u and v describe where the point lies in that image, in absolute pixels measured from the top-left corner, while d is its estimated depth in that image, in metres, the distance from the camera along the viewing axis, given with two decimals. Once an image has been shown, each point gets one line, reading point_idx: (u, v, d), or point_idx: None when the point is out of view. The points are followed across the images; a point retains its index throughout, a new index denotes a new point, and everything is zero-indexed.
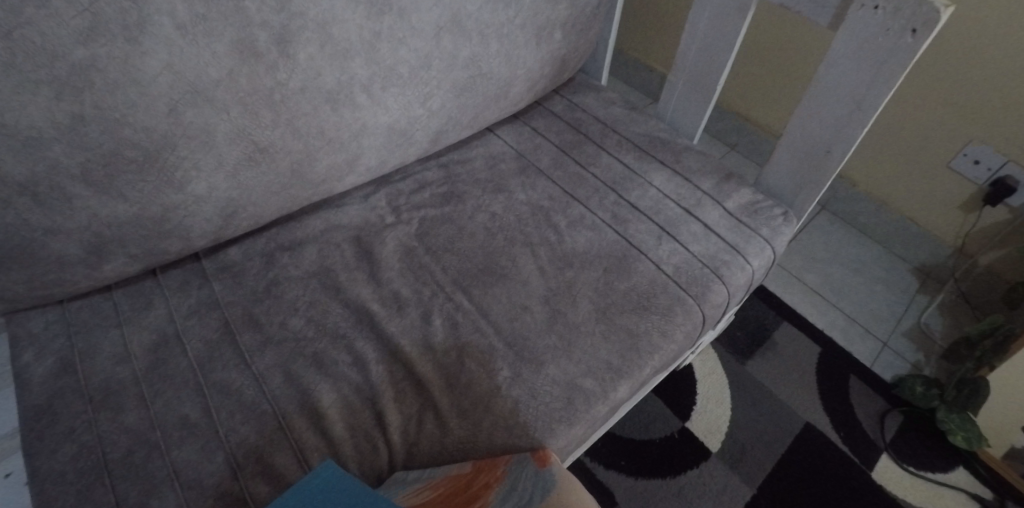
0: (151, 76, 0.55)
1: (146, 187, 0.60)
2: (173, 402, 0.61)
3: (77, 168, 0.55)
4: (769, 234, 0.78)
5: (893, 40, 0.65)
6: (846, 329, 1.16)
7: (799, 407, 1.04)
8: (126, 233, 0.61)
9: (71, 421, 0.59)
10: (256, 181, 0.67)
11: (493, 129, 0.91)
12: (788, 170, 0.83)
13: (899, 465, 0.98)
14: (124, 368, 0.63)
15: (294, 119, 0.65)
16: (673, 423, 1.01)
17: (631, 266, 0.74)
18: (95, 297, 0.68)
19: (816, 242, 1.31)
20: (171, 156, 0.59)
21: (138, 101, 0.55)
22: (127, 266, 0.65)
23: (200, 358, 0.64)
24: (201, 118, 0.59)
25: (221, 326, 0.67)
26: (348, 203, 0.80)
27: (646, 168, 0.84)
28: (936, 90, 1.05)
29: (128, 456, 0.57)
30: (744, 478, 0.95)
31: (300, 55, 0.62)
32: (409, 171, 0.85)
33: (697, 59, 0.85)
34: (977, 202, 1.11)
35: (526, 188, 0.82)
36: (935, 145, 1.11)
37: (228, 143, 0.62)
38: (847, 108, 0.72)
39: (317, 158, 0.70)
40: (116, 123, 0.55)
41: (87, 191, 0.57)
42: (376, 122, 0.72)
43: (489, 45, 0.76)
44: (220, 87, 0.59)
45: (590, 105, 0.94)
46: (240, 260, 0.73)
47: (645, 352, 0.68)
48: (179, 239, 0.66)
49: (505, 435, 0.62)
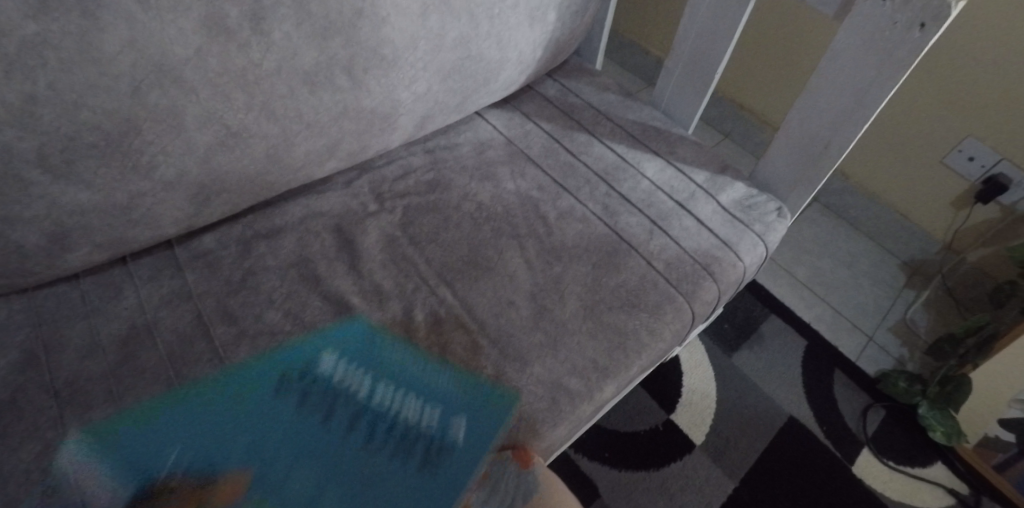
0: (112, 54, 0.51)
1: (110, 173, 0.56)
2: (143, 398, 0.59)
3: (33, 154, 0.51)
4: (762, 230, 0.76)
5: (900, 34, 0.62)
6: (832, 321, 1.17)
7: (783, 400, 1.04)
8: (90, 220, 0.58)
9: (35, 418, 0.56)
10: (230, 167, 0.63)
11: (483, 113, 0.88)
12: (784, 165, 0.81)
13: (879, 459, 0.99)
14: (91, 361, 0.60)
15: (269, 103, 0.61)
16: (658, 415, 1.01)
17: (621, 261, 0.72)
18: (62, 286, 0.65)
19: (806, 233, 1.30)
20: (136, 141, 0.56)
21: (97, 82, 0.51)
22: (94, 255, 0.62)
23: (172, 352, 0.62)
24: (168, 99, 0.55)
25: (194, 318, 0.64)
26: (329, 189, 0.77)
27: (639, 158, 0.82)
28: (933, 85, 1.03)
29: (95, 455, 0.55)
30: (726, 471, 0.96)
31: (275, 34, 0.58)
32: (394, 156, 0.81)
33: (696, 46, 0.81)
34: (968, 198, 1.10)
35: (514, 177, 0.79)
36: (930, 140, 1.09)
37: (199, 126, 0.58)
38: (849, 103, 0.70)
39: (295, 143, 0.66)
40: (73, 105, 0.51)
41: (45, 177, 0.53)
42: (358, 107, 0.68)
43: (479, 26, 0.72)
44: (188, 66, 0.55)
45: (584, 90, 0.90)
46: (215, 248, 0.70)
47: (632, 351, 0.66)
48: (149, 227, 0.63)
49: (488, 436, 0.61)
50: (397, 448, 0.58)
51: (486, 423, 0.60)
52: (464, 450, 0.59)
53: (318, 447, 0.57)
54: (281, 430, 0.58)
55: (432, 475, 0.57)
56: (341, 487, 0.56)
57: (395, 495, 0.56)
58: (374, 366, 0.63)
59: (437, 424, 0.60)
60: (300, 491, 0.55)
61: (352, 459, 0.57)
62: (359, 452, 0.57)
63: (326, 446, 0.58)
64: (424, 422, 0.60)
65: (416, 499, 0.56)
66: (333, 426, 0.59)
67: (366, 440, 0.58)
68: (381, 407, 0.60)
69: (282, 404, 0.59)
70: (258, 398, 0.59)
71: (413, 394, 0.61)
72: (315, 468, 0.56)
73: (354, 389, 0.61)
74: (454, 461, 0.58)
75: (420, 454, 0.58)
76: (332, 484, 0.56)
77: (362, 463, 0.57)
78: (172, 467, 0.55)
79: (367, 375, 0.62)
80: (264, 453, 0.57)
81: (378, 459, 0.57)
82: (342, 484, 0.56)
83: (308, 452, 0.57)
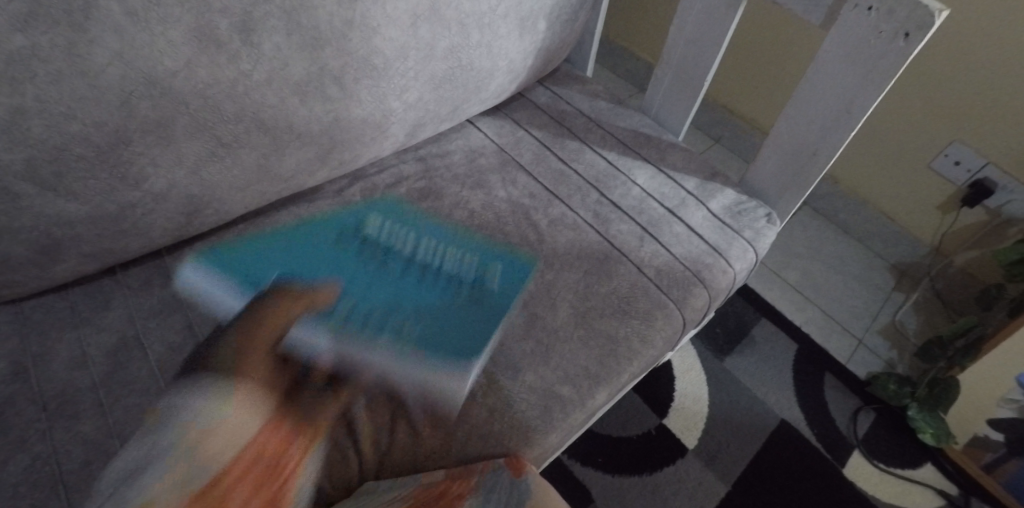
0: (101, 66, 0.51)
1: (99, 184, 0.56)
2: (133, 410, 0.58)
3: (21, 166, 0.51)
4: (751, 236, 0.77)
5: (884, 44, 0.63)
6: (822, 325, 1.18)
7: (775, 404, 1.05)
8: (79, 232, 0.58)
9: (23, 431, 0.56)
10: (220, 177, 0.63)
11: (474, 121, 0.88)
12: (773, 172, 0.82)
13: (869, 461, 1.00)
14: (81, 373, 0.60)
15: (260, 113, 0.61)
16: (651, 420, 1.02)
17: (612, 268, 0.72)
18: (50, 297, 0.65)
19: (797, 237, 1.31)
20: (126, 152, 0.56)
21: (86, 94, 0.51)
22: (83, 266, 0.62)
23: (162, 362, 0.62)
24: (157, 111, 0.55)
25: (185, 328, 0.64)
26: (321, 198, 0.77)
27: (629, 165, 0.82)
28: (919, 91, 1.04)
29: (85, 468, 0.55)
30: (719, 475, 0.96)
31: (265, 45, 0.58)
32: (385, 164, 0.82)
33: (685, 54, 0.82)
34: (955, 202, 1.11)
35: (506, 184, 0.80)
36: (917, 145, 1.10)
37: (188, 137, 0.58)
38: (836, 111, 0.71)
39: (286, 153, 0.66)
40: (62, 118, 0.51)
41: (33, 189, 0.53)
42: (349, 116, 0.68)
43: (469, 35, 0.73)
44: (178, 78, 0.55)
45: (575, 97, 0.91)
46: (206, 257, 0.70)
47: (624, 358, 0.67)
48: (139, 237, 0.63)
49: (481, 445, 0.61)
50: (445, 286, 0.69)
51: (515, 271, 0.71)
52: (501, 287, 0.70)
53: (386, 274, 0.69)
54: (354, 265, 0.69)
55: (478, 305, 0.68)
56: (403, 312, 0.66)
57: (449, 314, 0.66)
58: (417, 228, 0.74)
59: (477, 271, 0.71)
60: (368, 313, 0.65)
61: (410, 292, 0.68)
62: (416, 288, 0.68)
63: (392, 273, 0.69)
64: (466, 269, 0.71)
65: (466, 318, 0.66)
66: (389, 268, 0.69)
67: (419, 280, 0.69)
68: (428, 257, 0.71)
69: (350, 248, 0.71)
70: (329, 244, 0.71)
71: (453, 249, 0.73)
72: (380, 298, 0.67)
73: (403, 246, 0.72)
74: (494, 297, 0.69)
75: (466, 291, 0.69)
76: (396, 310, 0.66)
77: (418, 294, 0.68)
78: (272, 282, 0.65)
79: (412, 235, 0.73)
80: (339, 279, 0.68)
81: (432, 293, 0.68)
82: (403, 310, 0.66)
83: (378, 281, 0.68)
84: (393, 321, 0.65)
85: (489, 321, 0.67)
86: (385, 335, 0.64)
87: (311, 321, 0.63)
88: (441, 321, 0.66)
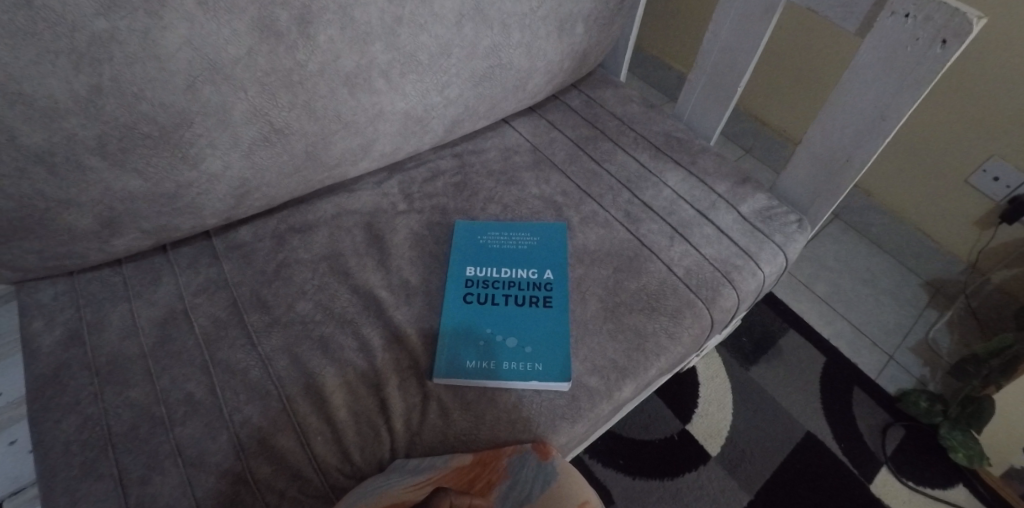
0: (172, 50, 0.55)
1: (160, 162, 0.60)
2: (181, 379, 0.61)
3: (93, 141, 0.55)
4: (782, 241, 0.77)
5: (922, 50, 0.63)
6: (853, 339, 1.16)
7: (801, 415, 1.04)
8: (140, 208, 0.62)
9: (78, 392, 0.59)
10: (270, 162, 0.66)
11: (509, 121, 0.91)
12: (803, 178, 0.82)
13: (899, 479, 0.97)
14: (130, 342, 0.63)
15: (311, 102, 0.65)
16: (673, 425, 1.02)
17: (642, 266, 0.73)
18: (105, 271, 0.69)
19: (827, 251, 1.30)
20: (186, 133, 0.59)
21: (157, 77, 0.55)
22: (139, 241, 0.65)
23: (208, 336, 0.64)
24: (219, 96, 0.59)
25: (230, 305, 0.67)
26: (361, 188, 0.80)
27: (661, 168, 0.84)
28: (958, 104, 1.04)
29: (133, 430, 0.58)
30: (741, 483, 0.95)
31: (320, 37, 0.61)
32: (422, 158, 0.85)
33: (718, 59, 0.83)
34: (994, 218, 1.10)
35: (539, 183, 0.82)
36: (954, 160, 1.10)
37: (245, 122, 0.62)
38: (871, 117, 0.71)
39: (332, 142, 0.69)
40: (133, 98, 0.55)
41: (102, 163, 0.57)
42: (393, 108, 0.71)
43: (510, 35, 0.75)
44: (239, 65, 0.59)
45: (609, 101, 0.93)
46: (251, 240, 0.73)
47: (651, 353, 0.67)
48: (192, 217, 0.66)
49: (509, 429, 0.61)
50: (523, 294, 0.70)
51: (559, 253, 0.74)
52: (561, 290, 0.71)
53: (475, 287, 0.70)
54: (450, 282, 0.71)
55: (554, 303, 0.69)
56: (506, 331, 0.67)
57: (531, 325, 0.67)
58: (492, 240, 0.75)
59: (534, 272, 0.73)
60: (485, 344, 0.65)
61: (498, 310, 0.69)
62: (501, 305, 0.69)
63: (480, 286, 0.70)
64: (527, 275, 0.72)
65: (540, 322, 0.68)
66: (472, 293, 0.70)
67: (502, 296, 0.70)
68: (493, 274, 0.72)
69: (444, 271, 0.72)
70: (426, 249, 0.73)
71: (509, 258, 0.74)
72: (483, 324, 0.67)
73: (468, 268, 0.72)
74: (556, 302, 0.70)
75: (536, 299, 0.70)
76: (501, 332, 0.66)
77: (508, 310, 0.69)
78: (387, 286, 0.70)
79: (475, 257, 0.73)
80: (436, 298, 0.70)
81: (512, 306, 0.69)
82: (507, 327, 0.67)
83: (466, 296, 0.69)
84: (506, 344, 0.65)
85: (557, 322, 0.68)
86: (508, 363, 0.64)
87: (425, 307, 0.69)
88: (534, 336, 0.66)
